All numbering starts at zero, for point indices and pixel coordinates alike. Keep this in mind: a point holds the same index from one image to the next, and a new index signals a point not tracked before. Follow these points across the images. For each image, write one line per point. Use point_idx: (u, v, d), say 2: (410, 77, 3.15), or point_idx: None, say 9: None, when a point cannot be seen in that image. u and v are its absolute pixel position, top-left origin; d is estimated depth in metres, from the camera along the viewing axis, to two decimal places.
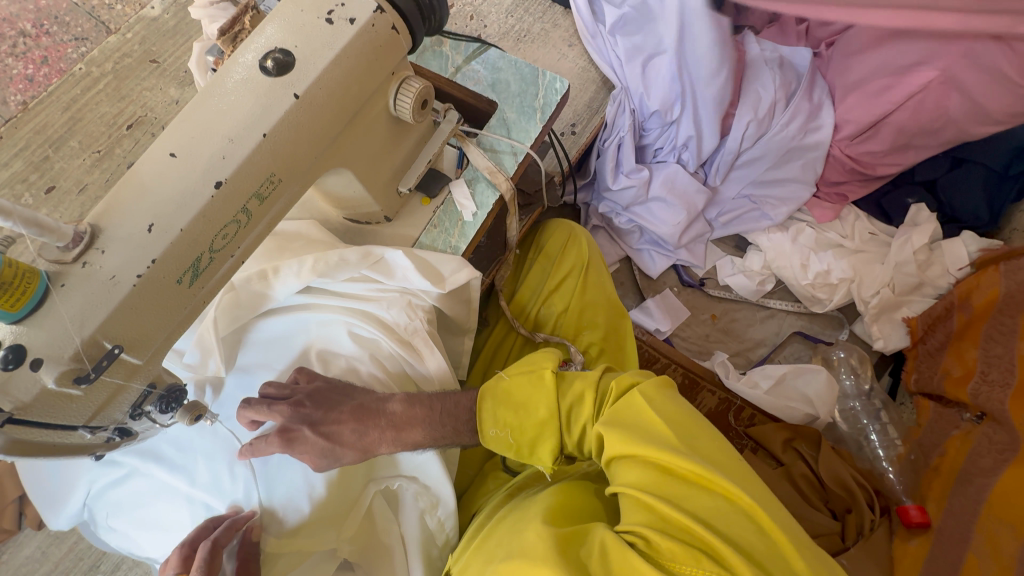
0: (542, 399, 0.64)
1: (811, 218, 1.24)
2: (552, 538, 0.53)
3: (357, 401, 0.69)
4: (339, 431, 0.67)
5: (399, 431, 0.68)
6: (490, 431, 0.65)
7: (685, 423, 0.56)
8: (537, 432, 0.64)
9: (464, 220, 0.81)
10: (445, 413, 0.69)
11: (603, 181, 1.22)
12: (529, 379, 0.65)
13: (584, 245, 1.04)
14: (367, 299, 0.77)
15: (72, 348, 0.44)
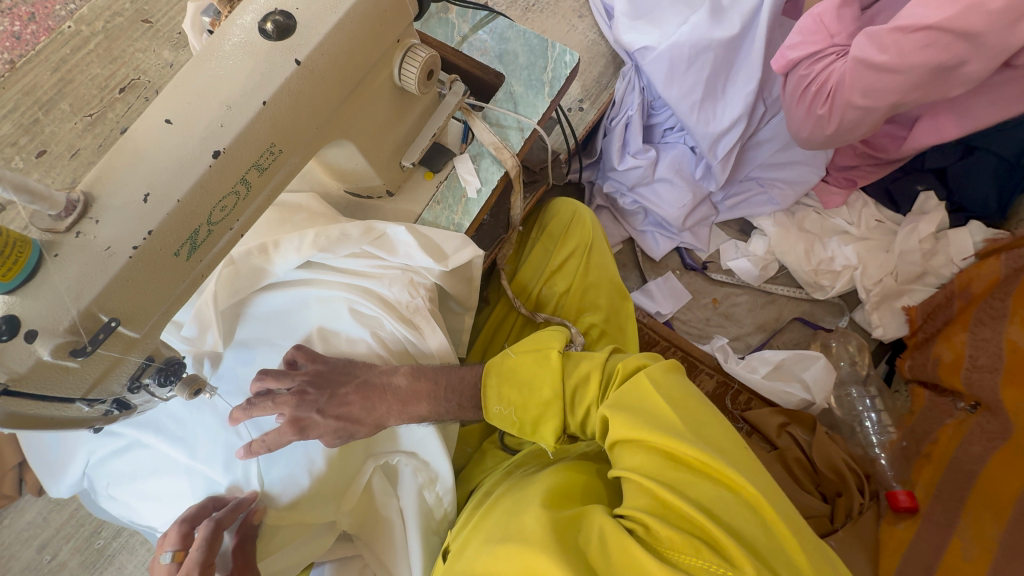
0: (548, 378, 0.64)
1: (818, 204, 1.23)
2: (549, 525, 0.53)
3: (362, 377, 0.69)
4: (345, 405, 0.67)
5: (403, 408, 0.68)
6: (496, 408, 0.66)
7: (693, 409, 0.56)
8: (542, 412, 0.64)
9: (468, 197, 0.79)
10: (451, 387, 0.69)
11: (609, 160, 1.19)
12: (536, 357, 0.65)
13: (588, 225, 1.02)
14: (368, 276, 0.75)
15: (68, 320, 0.43)
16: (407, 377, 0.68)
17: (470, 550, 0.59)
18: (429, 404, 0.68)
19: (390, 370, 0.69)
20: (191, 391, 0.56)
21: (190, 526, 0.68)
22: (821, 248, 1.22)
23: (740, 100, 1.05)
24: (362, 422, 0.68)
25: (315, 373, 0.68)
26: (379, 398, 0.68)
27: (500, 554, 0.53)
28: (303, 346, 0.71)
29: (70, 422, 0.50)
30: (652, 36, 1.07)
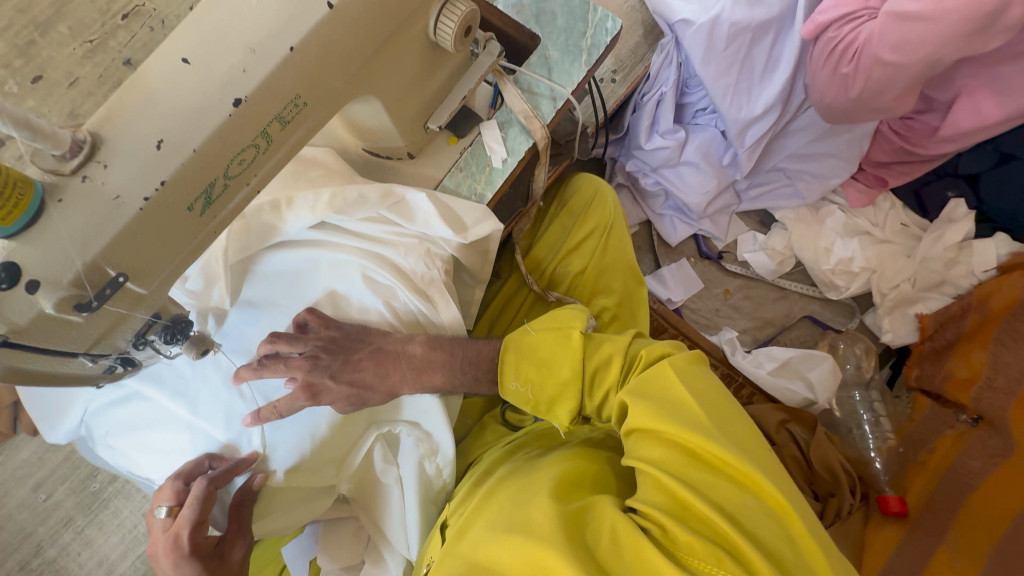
0: (568, 359, 0.63)
1: (844, 201, 1.19)
2: (559, 519, 0.52)
3: (375, 345, 0.67)
4: (359, 372, 0.66)
5: (416, 380, 0.66)
6: (511, 384, 0.65)
7: (716, 405, 0.55)
8: (558, 394, 0.64)
9: (492, 167, 0.75)
10: (467, 360, 0.67)
11: (636, 138, 1.14)
12: (556, 337, 0.64)
13: (609, 205, 0.99)
14: (383, 243, 0.72)
15: (73, 272, 0.40)
16: (422, 349, 0.67)
17: (472, 533, 0.58)
18: (445, 378, 0.67)
19: (404, 340, 0.67)
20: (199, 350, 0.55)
21: (188, 482, 0.67)
22: (842, 247, 1.19)
23: (778, 84, 0.99)
24: (374, 391, 0.66)
25: (325, 338, 0.66)
26: (393, 368, 0.66)
27: (508, 541, 0.53)
28: (314, 310, 0.69)
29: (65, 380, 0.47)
30: (693, 7, 0.99)
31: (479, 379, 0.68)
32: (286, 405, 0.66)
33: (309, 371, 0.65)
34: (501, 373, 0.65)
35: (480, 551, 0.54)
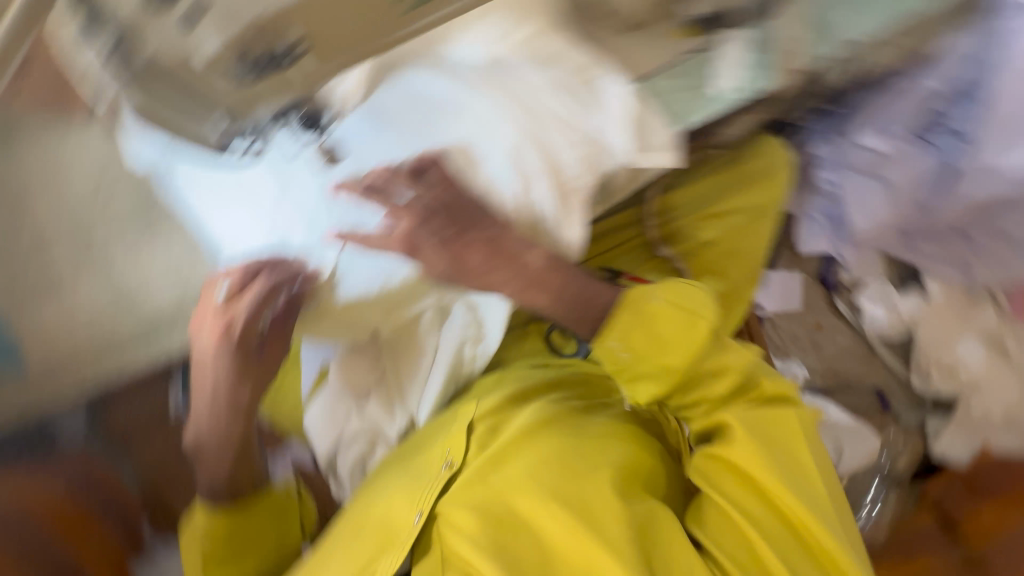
0: (681, 352, 0.58)
1: (1002, 306, 1.04)
2: (629, 525, 0.58)
3: (494, 231, 0.59)
4: (467, 251, 0.58)
5: (519, 288, 0.60)
6: (609, 344, 0.59)
7: (804, 458, 0.60)
8: (651, 376, 0.60)
9: (704, 94, 0.67)
10: (582, 297, 0.60)
11: (848, 126, 0.94)
12: (684, 322, 0.58)
13: (773, 186, 0.87)
14: (552, 125, 0.61)
15: (252, 13, 0.35)
16: (539, 261, 0.59)
17: (513, 466, 0.64)
18: (545, 303, 0.60)
19: (525, 242, 0.59)
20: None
21: (253, 268, 0.58)
22: (960, 346, 1.07)
23: None
24: (471, 278, 0.59)
25: (448, 196, 0.58)
26: (502, 265, 0.59)
27: (557, 502, 0.60)
28: (443, 161, 0.58)
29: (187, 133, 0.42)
30: None
31: (574, 319, 0.61)
32: (377, 241, 0.59)
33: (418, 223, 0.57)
34: (603, 327, 0.59)
35: (523, 491, 0.61)
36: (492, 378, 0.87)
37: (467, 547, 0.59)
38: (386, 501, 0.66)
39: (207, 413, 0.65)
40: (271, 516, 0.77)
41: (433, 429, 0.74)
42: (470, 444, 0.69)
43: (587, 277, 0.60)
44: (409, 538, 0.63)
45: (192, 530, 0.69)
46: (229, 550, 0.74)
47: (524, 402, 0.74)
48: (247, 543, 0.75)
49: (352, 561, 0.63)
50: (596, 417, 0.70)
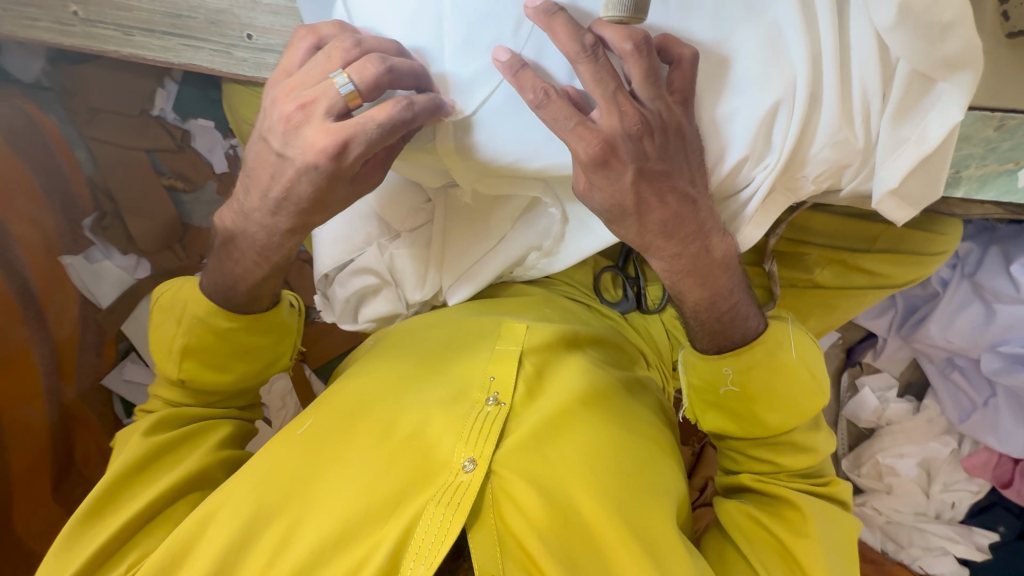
0: (783, 412, 0.60)
1: (960, 450, 1.13)
2: (677, 539, 0.63)
3: (693, 196, 0.50)
4: (652, 203, 0.49)
5: (673, 267, 0.54)
6: (724, 367, 0.59)
7: (843, 547, 0.62)
8: (736, 413, 0.61)
9: (1008, 167, 0.49)
10: (710, 296, 0.56)
11: (1015, 252, 0.89)
12: (803, 395, 0.59)
13: (911, 271, 0.79)
14: (834, 104, 0.45)
15: None
16: (714, 255, 0.53)
17: (564, 446, 0.66)
18: (693, 299, 0.56)
19: (714, 227, 0.51)
20: (626, 12, 0.44)
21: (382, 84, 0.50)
22: (902, 460, 1.15)
23: None
24: (634, 231, 0.51)
25: (677, 132, 0.47)
26: (677, 237, 0.51)
27: (607, 510, 0.62)
28: (687, 64, 0.46)
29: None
30: None
31: (706, 331, 0.59)
32: (562, 117, 0.46)
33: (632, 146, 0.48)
34: (733, 352, 0.59)
35: (570, 478, 0.64)
36: (529, 296, 0.86)
37: (522, 529, 0.61)
38: (435, 430, 0.66)
39: (281, 196, 0.58)
40: (273, 335, 0.73)
41: (474, 331, 0.76)
42: (516, 382, 0.70)
43: (738, 285, 0.57)
44: (455, 489, 0.61)
45: (190, 297, 0.70)
46: (222, 348, 0.70)
47: (567, 347, 0.77)
48: (241, 351, 0.71)
49: (394, 479, 0.62)
50: (633, 408, 0.75)
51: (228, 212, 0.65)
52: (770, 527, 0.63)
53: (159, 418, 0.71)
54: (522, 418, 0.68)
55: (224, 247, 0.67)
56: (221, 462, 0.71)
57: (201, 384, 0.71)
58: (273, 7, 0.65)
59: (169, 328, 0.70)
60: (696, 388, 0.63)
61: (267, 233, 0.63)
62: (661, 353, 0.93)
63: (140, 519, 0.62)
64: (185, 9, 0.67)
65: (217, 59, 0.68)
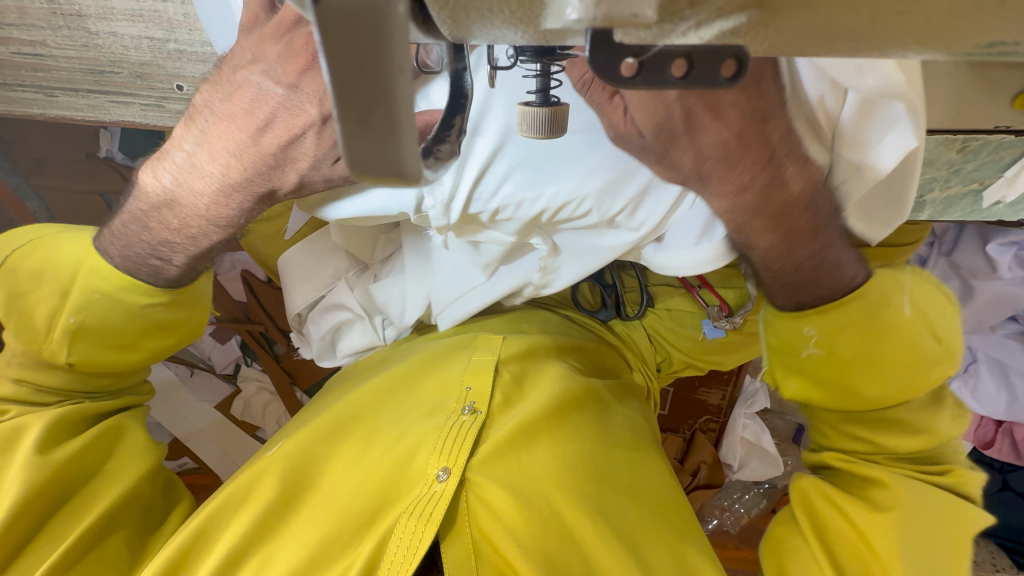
0: (896, 380, 0.60)
1: None
2: (650, 528, 0.66)
3: (764, 112, 0.42)
4: (706, 121, 0.43)
5: (738, 205, 0.49)
6: (806, 327, 0.60)
7: (946, 529, 0.60)
8: (824, 379, 0.62)
9: (973, 188, 0.51)
10: (788, 220, 0.51)
11: (991, 233, 0.88)
12: (912, 365, 0.59)
13: None
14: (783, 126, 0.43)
15: None
16: (791, 189, 0.48)
17: (540, 451, 0.67)
18: (765, 243, 0.54)
19: (788, 153, 0.45)
20: (537, 135, 0.30)
21: None
22: None
23: None
24: (688, 158, 0.46)
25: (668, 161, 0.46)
26: (741, 166, 0.46)
27: (584, 506, 0.63)
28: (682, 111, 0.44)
29: (380, 170, 0.20)
30: None
31: (783, 284, 0.59)
32: None
33: (636, 112, 0.43)
34: (818, 310, 0.59)
35: (547, 481, 0.65)
36: (508, 314, 0.85)
37: (497, 531, 0.61)
38: (409, 443, 0.66)
39: (241, 180, 0.57)
40: (196, 308, 0.72)
41: (451, 347, 0.77)
42: (493, 391, 0.71)
43: (838, 226, 0.54)
44: (427, 499, 0.61)
45: (84, 261, 0.65)
46: (132, 327, 0.68)
47: (544, 356, 0.78)
48: (157, 328, 0.69)
49: (368, 497, 0.63)
50: (613, 412, 0.76)
51: (164, 171, 0.59)
52: (847, 514, 0.64)
53: (54, 423, 0.66)
54: (498, 424, 0.69)
55: (156, 212, 0.61)
56: (148, 478, 0.71)
57: (102, 365, 0.69)
58: (198, 54, 0.60)
59: (48, 301, 0.65)
60: (775, 350, 0.64)
61: (214, 208, 0.59)
62: (644, 357, 0.90)
63: (85, 543, 0.62)
64: (106, 65, 0.62)
65: (151, 113, 0.65)
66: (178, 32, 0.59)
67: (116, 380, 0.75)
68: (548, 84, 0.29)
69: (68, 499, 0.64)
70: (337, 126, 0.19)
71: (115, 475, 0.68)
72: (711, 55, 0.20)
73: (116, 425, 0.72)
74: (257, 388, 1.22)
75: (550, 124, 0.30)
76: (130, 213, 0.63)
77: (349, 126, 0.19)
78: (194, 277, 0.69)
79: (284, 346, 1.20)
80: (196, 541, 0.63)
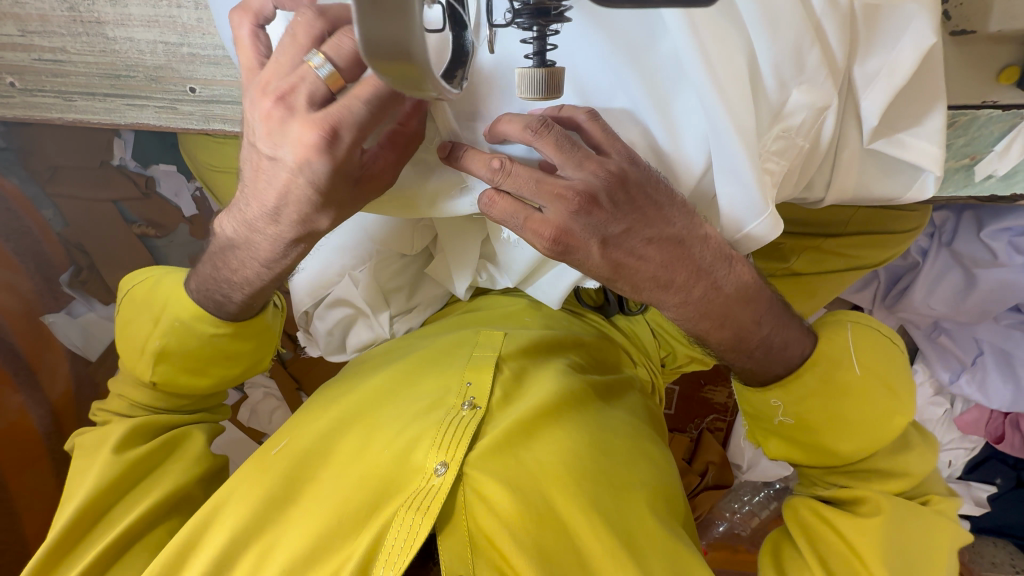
0: (854, 440, 0.62)
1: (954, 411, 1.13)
2: (655, 526, 0.65)
3: (679, 237, 0.50)
4: (635, 238, 0.50)
5: (683, 313, 0.55)
6: (772, 400, 0.63)
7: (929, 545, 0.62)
8: (799, 442, 0.64)
9: (965, 163, 0.53)
10: (723, 307, 0.55)
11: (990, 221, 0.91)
12: (875, 419, 0.61)
13: (886, 252, 0.79)
14: (775, 62, 0.44)
15: None
16: (727, 289, 0.54)
17: (539, 447, 0.67)
18: (716, 339, 0.58)
19: (717, 265, 0.52)
20: (536, 96, 0.32)
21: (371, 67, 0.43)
22: None
23: None
24: (627, 287, 0.53)
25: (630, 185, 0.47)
26: (675, 286, 0.53)
27: (581, 502, 0.63)
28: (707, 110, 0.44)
29: (387, 51, 0.23)
30: None
31: (748, 370, 0.62)
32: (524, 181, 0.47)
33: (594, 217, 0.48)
34: (778, 386, 0.62)
35: (545, 476, 0.65)
36: (511, 308, 0.85)
37: (493, 526, 0.61)
38: (407, 437, 0.66)
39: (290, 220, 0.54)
40: (255, 342, 0.71)
41: (451, 344, 0.77)
42: (492, 388, 0.71)
43: (772, 309, 0.59)
44: (425, 493, 0.62)
45: (171, 295, 0.68)
46: (203, 354, 0.69)
47: (545, 355, 0.78)
48: (223, 356, 0.70)
49: (366, 490, 0.63)
50: (613, 409, 0.76)
51: (228, 220, 0.59)
52: (839, 530, 0.64)
53: (133, 427, 0.70)
54: (497, 420, 0.69)
55: (219, 254, 0.62)
56: (200, 478, 0.71)
57: (178, 387, 0.71)
58: (210, 57, 0.63)
59: (144, 326, 0.69)
60: (751, 416, 0.67)
61: (268, 255, 0.58)
62: (648, 352, 0.91)
63: (127, 537, 0.63)
64: (123, 69, 0.65)
65: (164, 115, 0.67)
66: (191, 37, 0.62)
67: (195, 401, 0.77)
68: (545, 46, 0.31)
69: (127, 492, 0.66)
70: (355, 12, 0.23)
71: (172, 471, 0.69)
72: None
73: (182, 432, 0.73)
74: (264, 394, 1.23)
75: (547, 85, 0.32)
76: (207, 254, 0.65)
77: (364, 4, 0.22)
78: (256, 312, 0.69)
79: (291, 350, 1.22)
80: (200, 532, 0.64)
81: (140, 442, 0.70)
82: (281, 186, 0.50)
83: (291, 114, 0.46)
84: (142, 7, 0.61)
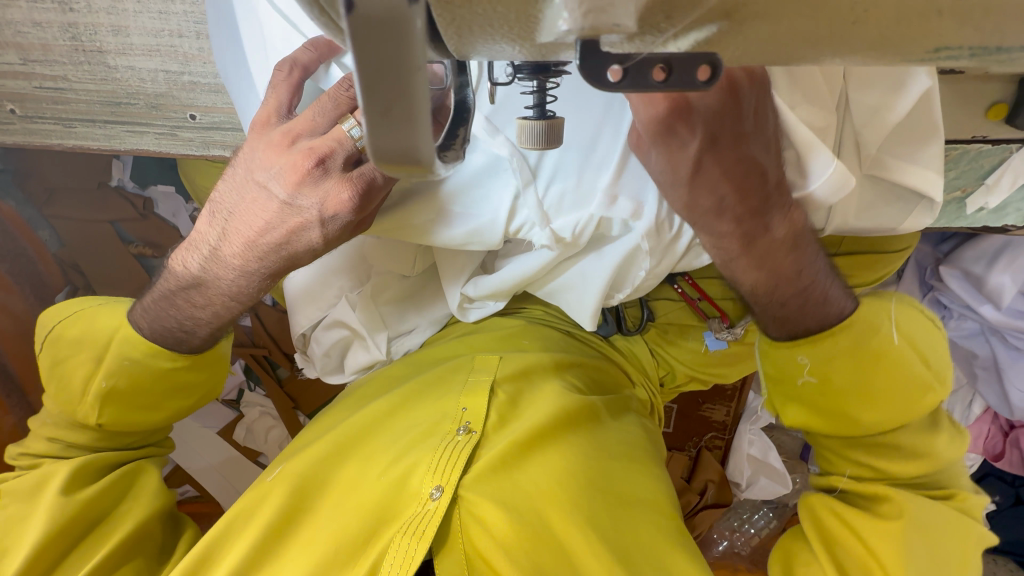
0: (884, 411, 0.62)
1: None
2: (664, 540, 0.66)
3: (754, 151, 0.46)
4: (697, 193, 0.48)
5: (721, 245, 0.53)
6: (798, 356, 0.62)
7: (955, 535, 0.62)
8: (819, 405, 0.64)
9: (957, 195, 0.54)
10: (765, 249, 0.53)
11: None
12: (909, 391, 0.61)
13: (882, 271, 0.79)
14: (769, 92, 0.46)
15: None
16: (784, 227, 0.52)
17: (533, 469, 0.67)
18: (750, 280, 0.56)
19: (777, 202, 0.50)
20: (537, 146, 0.32)
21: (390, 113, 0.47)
22: None
23: None
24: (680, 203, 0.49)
25: None
26: (727, 217, 0.50)
27: (575, 522, 0.63)
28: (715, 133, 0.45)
29: (398, 157, 0.21)
30: None
31: (777, 318, 0.61)
32: None
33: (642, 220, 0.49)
34: (810, 341, 0.61)
35: (541, 498, 0.64)
36: (508, 329, 0.85)
37: (489, 547, 0.61)
38: (403, 465, 0.66)
39: (255, 267, 0.57)
40: (208, 371, 0.72)
41: (447, 369, 0.77)
42: (489, 410, 0.71)
43: (819, 262, 0.58)
44: (421, 517, 0.61)
45: (116, 331, 0.67)
46: (153, 389, 0.69)
47: (542, 375, 0.78)
48: (177, 388, 0.70)
49: (364, 516, 0.63)
50: (612, 427, 0.76)
51: (191, 257, 0.61)
52: (856, 528, 0.64)
53: (76, 470, 0.68)
54: (492, 444, 0.68)
55: (181, 292, 0.62)
56: (157, 516, 0.70)
57: (127, 425, 0.70)
58: (212, 86, 0.63)
59: (84, 367, 0.67)
60: (771, 378, 0.66)
61: (235, 289, 0.60)
62: (648, 373, 0.91)
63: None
64: (124, 96, 0.65)
65: (164, 141, 0.67)
66: (193, 65, 0.62)
67: (141, 436, 0.77)
68: (545, 99, 0.31)
69: (80, 538, 0.65)
70: (362, 115, 0.20)
71: (132, 510, 0.69)
72: (690, 58, 0.20)
73: (133, 469, 0.73)
74: (260, 413, 1.22)
75: (547, 137, 0.32)
76: (158, 290, 0.65)
77: (373, 115, 0.20)
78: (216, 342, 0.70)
79: (288, 369, 1.19)
80: (201, 566, 0.63)
81: (88, 483, 0.69)
82: (285, 228, 0.54)
83: (326, 174, 0.50)
84: (144, 37, 0.61)
